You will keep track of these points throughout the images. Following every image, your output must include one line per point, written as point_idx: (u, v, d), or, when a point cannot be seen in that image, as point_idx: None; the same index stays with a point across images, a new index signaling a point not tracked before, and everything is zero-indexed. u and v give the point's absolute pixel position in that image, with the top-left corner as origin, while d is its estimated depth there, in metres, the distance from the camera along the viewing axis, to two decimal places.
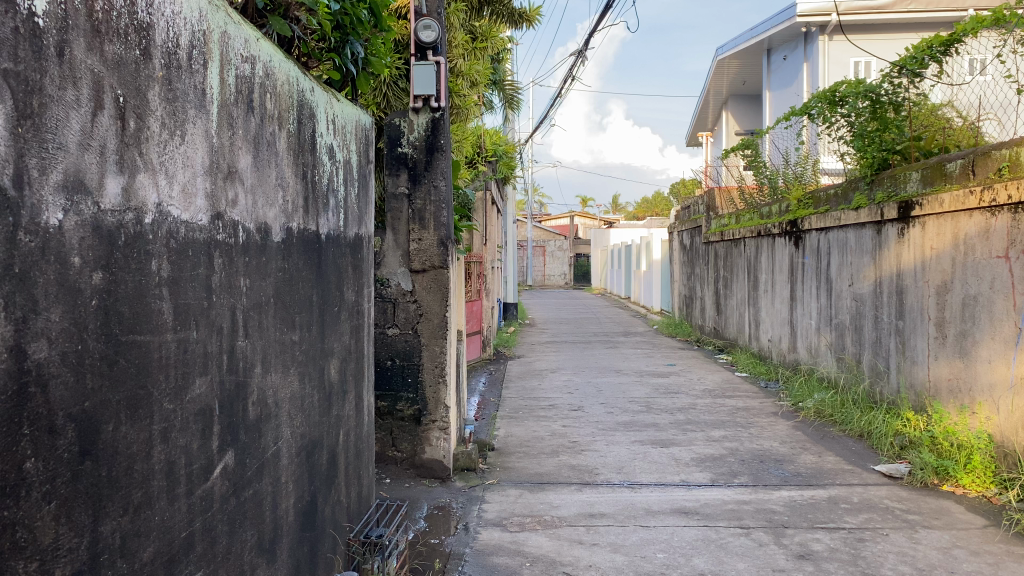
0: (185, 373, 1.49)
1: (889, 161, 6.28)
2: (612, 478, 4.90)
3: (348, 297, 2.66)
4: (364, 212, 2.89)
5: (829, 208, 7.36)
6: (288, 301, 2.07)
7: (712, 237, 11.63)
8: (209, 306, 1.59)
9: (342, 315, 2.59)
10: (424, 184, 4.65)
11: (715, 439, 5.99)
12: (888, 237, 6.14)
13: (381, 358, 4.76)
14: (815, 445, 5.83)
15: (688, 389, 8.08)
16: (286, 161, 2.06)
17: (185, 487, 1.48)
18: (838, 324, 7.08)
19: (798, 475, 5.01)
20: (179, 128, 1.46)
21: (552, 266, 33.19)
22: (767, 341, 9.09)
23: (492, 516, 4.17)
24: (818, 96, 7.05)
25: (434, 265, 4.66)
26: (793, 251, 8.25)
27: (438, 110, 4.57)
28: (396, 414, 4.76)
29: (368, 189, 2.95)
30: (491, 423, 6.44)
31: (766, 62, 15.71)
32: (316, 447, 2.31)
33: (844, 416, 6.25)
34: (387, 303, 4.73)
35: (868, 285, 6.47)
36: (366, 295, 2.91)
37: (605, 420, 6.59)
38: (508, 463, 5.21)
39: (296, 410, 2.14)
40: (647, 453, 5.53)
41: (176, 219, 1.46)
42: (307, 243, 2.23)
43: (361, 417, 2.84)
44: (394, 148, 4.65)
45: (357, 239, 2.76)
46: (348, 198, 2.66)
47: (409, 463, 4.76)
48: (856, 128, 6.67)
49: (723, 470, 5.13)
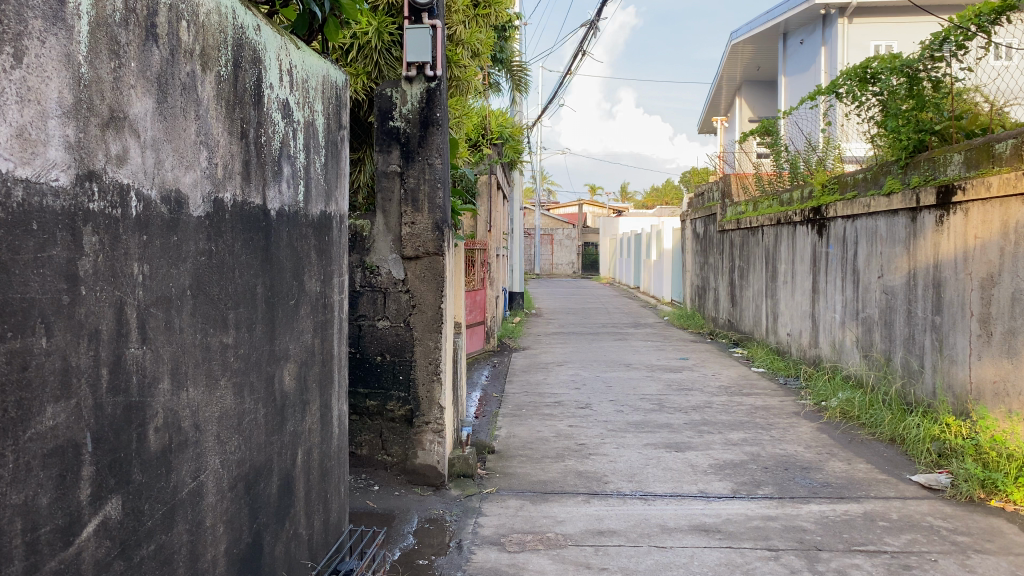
0: (21, 402, 1.04)
1: (925, 143, 5.78)
2: (623, 488, 4.44)
3: (312, 287, 2.21)
4: (335, 187, 2.43)
5: (856, 194, 6.86)
6: (216, 293, 1.62)
7: (727, 225, 11.15)
8: (72, 302, 1.13)
9: (303, 310, 2.14)
10: (417, 162, 4.16)
11: (734, 443, 5.53)
12: (924, 225, 5.65)
13: (370, 353, 4.32)
14: (843, 450, 5.37)
15: (703, 386, 7.64)
16: (214, 112, 1.60)
17: (24, 561, 1.04)
18: (865, 318, 6.61)
19: (828, 486, 4.55)
20: (10, 44, 1.00)
21: (559, 255, 32.71)
22: (785, 335, 8.64)
23: (490, 532, 3.72)
24: (848, 74, 6.52)
25: (428, 251, 4.17)
26: (816, 240, 7.77)
27: (434, 80, 4.11)
28: (386, 415, 4.34)
29: (341, 159, 2.49)
30: (493, 422, 5.99)
31: (782, 46, 15.20)
32: (262, 473, 1.86)
33: (873, 418, 5.80)
34: (377, 292, 4.27)
35: (901, 277, 5.99)
36: (336, 285, 2.45)
37: (614, 420, 6.14)
38: (509, 469, 4.76)
39: (230, 432, 1.69)
40: (660, 458, 5.07)
41: (4, 174, 1.01)
42: (246, 219, 1.77)
43: (330, 429, 2.39)
44: (385, 122, 4.18)
45: (322, 218, 2.30)
46: (310, 167, 2.20)
47: (400, 469, 4.35)
48: (888, 108, 6.17)
49: (744, 479, 4.66)
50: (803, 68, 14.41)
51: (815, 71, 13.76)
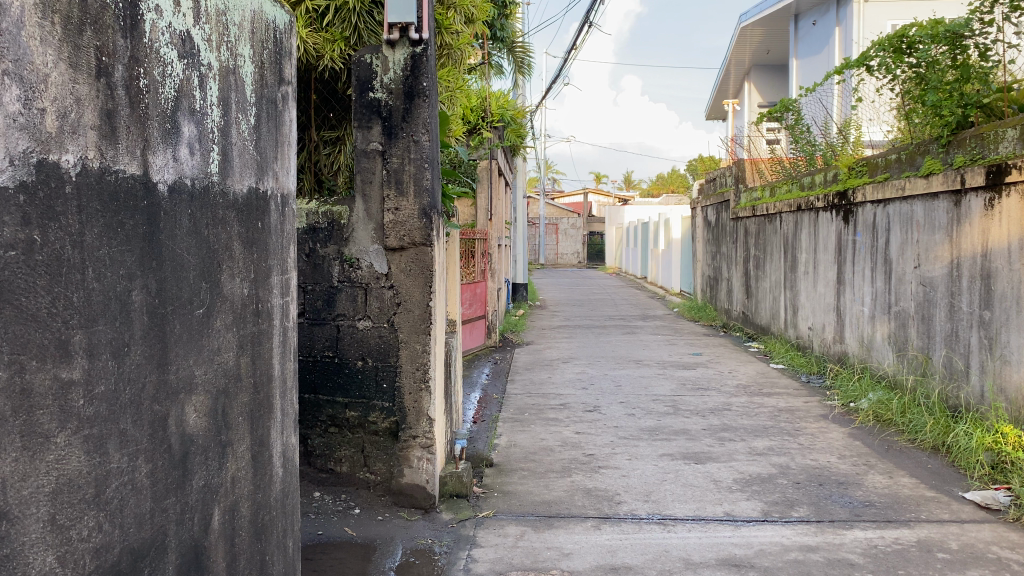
0: None
1: (970, 118, 5.21)
2: (639, 510, 3.89)
3: (233, 291, 1.66)
4: (273, 158, 1.88)
5: (889, 176, 6.28)
6: (44, 307, 1.07)
7: (741, 212, 10.57)
8: None
9: (218, 320, 1.59)
10: (402, 139, 3.57)
11: (759, 453, 4.98)
12: (969, 209, 5.09)
13: (349, 358, 3.75)
14: (881, 461, 4.81)
15: (719, 385, 7.08)
16: (37, 27, 1.06)
17: None
18: (898, 312, 6.04)
19: (871, 507, 3.99)
20: None
21: (565, 245, 32.08)
22: (806, 329, 8.09)
23: (484, 569, 3.17)
24: (882, 43, 5.89)
25: (415, 241, 3.57)
26: (842, 227, 7.20)
27: (421, 44, 3.52)
28: (369, 427, 3.77)
29: (282, 122, 1.94)
30: (492, 428, 5.45)
31: (793, 29, 14.58)
32: (146, 556, 1.33)
33: (911, 423, 5.26)
34: (357, 288, 3.70)
35: (942, 267, 5.42)
36: (277, 286, 1.89)
37: (626, 426, 5.58)
38: (508, 486, 4.21)
39: (84, 507, 1.15)
40: (679, 472, 4.52)
41: None
42: (109, 195, 1.22)
43: (267, 473, 1.85)
44: (364, 93, 3.58)
45: (251, 197, 1.75)
46: (229, 126, 1.65)
47: (386, 489, 3.77)
48: (925, 80, 5.58)
49: (775, 498, 4.10)
50: (817, 49, 13.70)
51: (831, 52, 13.08)
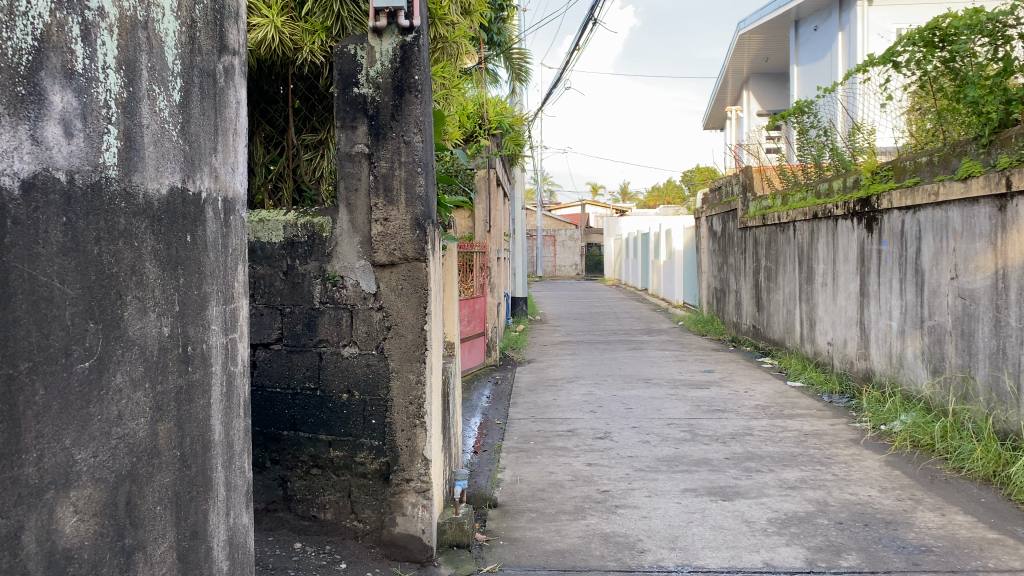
0: None
1: (1014, 114, 4.74)
2: (665, 561, 3.40)
3: (145, 331, 1.18)
4: (210, 149, 1.40)
5: (918, 180, 5.83)
6: None
7: (749, 221, 10.10)
8: None
9: (118, 375, 1.11)
10: (391, 140, 3.08)
11: (791, 486, 4.49)
12: (1016, 214, 4.60)
13: (333, 390, 3.25)
14: (928, 494, 4.33)
15: (736, 406, 6.60)
16: None
17: None
18: (932, 327, 5.58)
19: (928, 552, 3.51)
20: None
21: (563, 256, 31.63)
22: (825, 343, 7.63)
23: None
24: (911, 37, 5.44)
25: (406, 256, 3.08)
26: (865, 236, 6.74)
27: (411, 32, 3.03)
28: (356, 469, 3.26)
29: (225, 103, 1.46)
30: (494, 460, 4.97)
31: (794, 35, 14.11)
32: None
33: (955, 450, 4.80)
34: (341, 310, 3.21)
35: (985, 278, 4.95)
36: (218, 320, 1.41)
37: (642, 456, 5.09)
38: (516, 531, 3.72)
39: None
40: (706, 512, 4.03)
41: None
42: None
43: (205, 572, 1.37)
44: (347, 88, 3.09)
45: (174, 199, 1.27)
46: (135, 93, 1.17)
47: (375, 540, 3.22)
48: (963, 75, 5.12)
49: (818, 543, 3.61)
50: (819, 55, 13.23)
51: (834, 58, 12.60)
